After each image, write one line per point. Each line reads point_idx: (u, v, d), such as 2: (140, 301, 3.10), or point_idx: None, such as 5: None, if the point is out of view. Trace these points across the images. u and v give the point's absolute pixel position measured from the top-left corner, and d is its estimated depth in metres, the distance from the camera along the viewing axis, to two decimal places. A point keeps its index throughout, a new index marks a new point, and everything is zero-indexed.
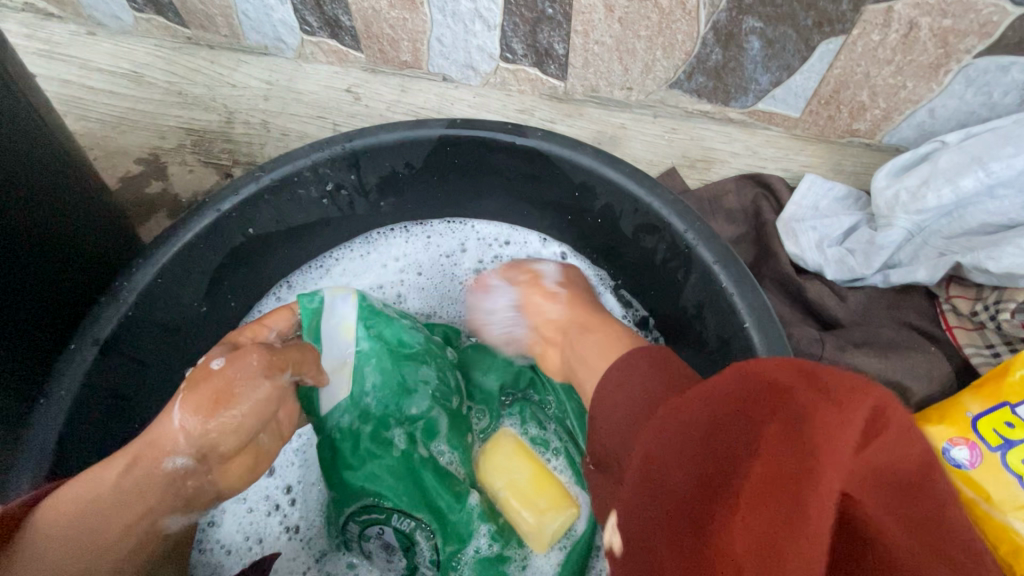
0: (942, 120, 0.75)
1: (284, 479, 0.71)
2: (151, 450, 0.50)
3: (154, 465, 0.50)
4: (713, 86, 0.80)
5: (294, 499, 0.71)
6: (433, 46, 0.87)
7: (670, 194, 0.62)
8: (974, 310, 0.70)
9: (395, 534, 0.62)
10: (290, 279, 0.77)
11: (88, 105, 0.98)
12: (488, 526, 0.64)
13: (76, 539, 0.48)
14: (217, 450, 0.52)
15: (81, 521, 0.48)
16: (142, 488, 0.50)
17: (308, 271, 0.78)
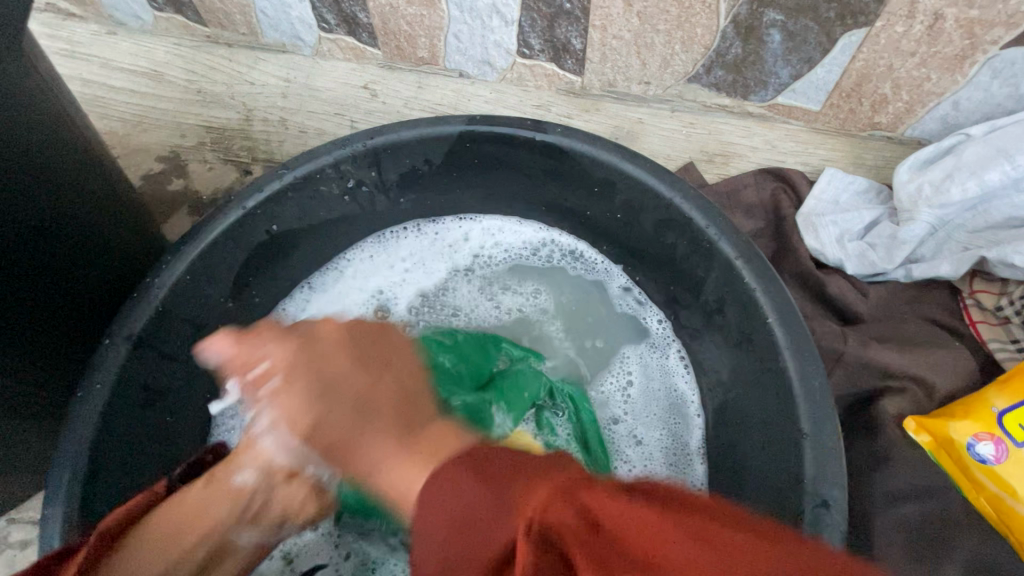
0: (966, 112, 0.74)
1: None
2: (224, 468, 0.60)
3: (226, 480, 0.60)
4: (732, 80, 0.79)
5: None
6: (450, 41, 0.87)
7: (691, 189, 0.62)
8: (999, 305, 0.70)
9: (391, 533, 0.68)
10: (310, 281, 0.78)
11: (110, 104, 1.00)
12: None
13: (166, 537, 0.55)
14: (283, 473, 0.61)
15: (172, 533, 0.56)
16: (214, 501, 0.58)
17: (327, 272, 0.79)
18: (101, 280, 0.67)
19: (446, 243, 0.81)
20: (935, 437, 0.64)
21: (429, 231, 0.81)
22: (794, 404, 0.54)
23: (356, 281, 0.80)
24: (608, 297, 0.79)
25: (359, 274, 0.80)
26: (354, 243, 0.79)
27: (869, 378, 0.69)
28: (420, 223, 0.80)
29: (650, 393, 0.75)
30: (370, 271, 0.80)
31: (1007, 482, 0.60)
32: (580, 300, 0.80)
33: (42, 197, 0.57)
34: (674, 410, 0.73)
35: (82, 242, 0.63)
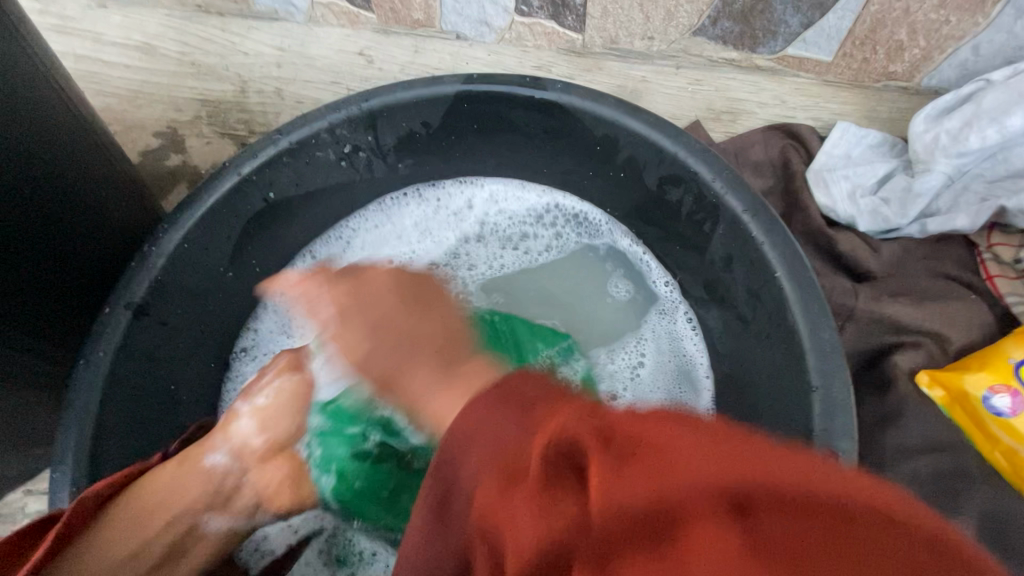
0: (987, 57, 0.71)
1: None
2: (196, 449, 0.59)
3: (194, 464, 0.59)
4: (739, 31, 0.76)
5: None
6: (445, 2, 0.84)
7: (696, 142, 0.60)
8: (1018, 257, 0.68)
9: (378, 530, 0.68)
10: (312, 249, 0.77)
11: (104, 80, 0.98)
12: None
13: (134, 529, 0.53)
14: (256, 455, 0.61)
15: (141, 520, 0.54)
16: (185, 487, 0.57)
17: (328, 240, 0.78)
18: (99, 253, 0.66)
19: (449, 210, 0.80)
20: (949, 392, 0.63)
21: (429, 197, 0.79)
22: (803, 358, 0.53)
23: (362, 250, 0.79)
24: (618, 267, 0.77)
25: (365, 243, 0.79)
26: (359, 207, 0.78)
27: (881, 334, 0.67)
28: (420, 189, 0.79)
29: (660, 365, 0.73)
30: (376, 239, 0.79)
31: (1022, 434, 0.60)
32: (586, 264, 0.79)
33: (39, 168, 0.56)
34: (682, 376, 0.72)
35: (79, 215, 0.62)
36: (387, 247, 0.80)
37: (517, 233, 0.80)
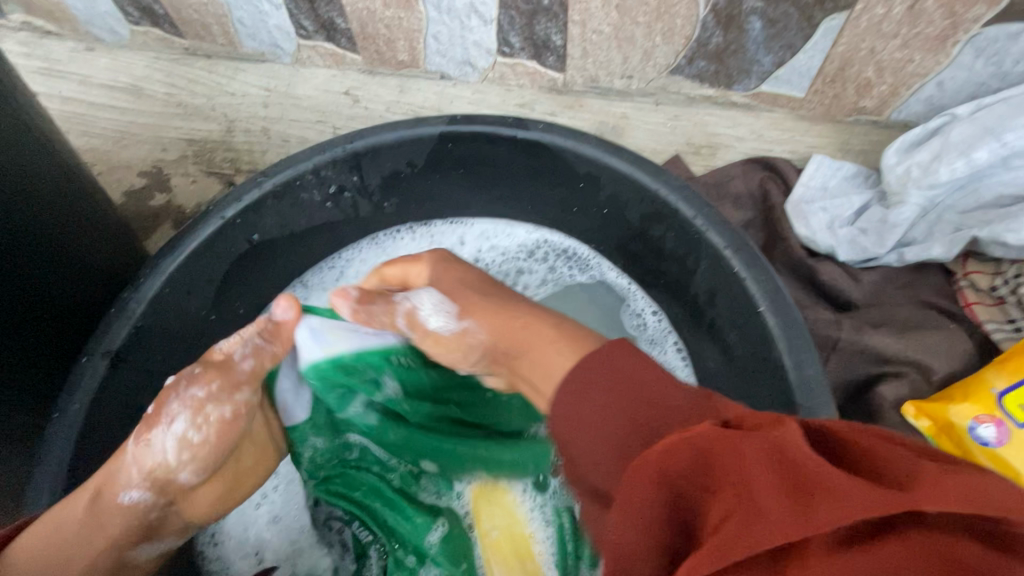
0: (950, 93, 0.74)
1: (270, 506, 0.68)
2: (107, 484, 0.51)
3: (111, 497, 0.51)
4: (714, 70, 0.79)
5: (276, 516, 0.68)
6: (430, 44, 0.86)
7: (676, 179, 0.61)
8: (994, 284, 0.69)
9: (352, 538, 0.66)
10: (306, 280, 0.77)
11: (89, 121, 0.98)
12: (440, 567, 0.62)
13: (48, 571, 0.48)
14: (174, 482, 0.53)
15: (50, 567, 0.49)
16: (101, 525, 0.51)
17: (323, 271, 0.78)
18: (78, 296, 0.65)
19: (443, 246, 0.80)
20: (936, 422, 0.63)
21: (421, 232, 0.80)
22: (789, 395, 0.53)
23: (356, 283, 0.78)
24: (615, 308, 0.76)
25: (358, 275, 0.78)
26: (349, 242, 0.78)
27: (865, 364, 0.68)
28: (412, 225, 0.79)
29: None
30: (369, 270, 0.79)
31: (1010, 465, 0.59)
32: (581, 296, 0.77)
33: (16, 212, 0.55)
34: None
35: (57, 258, 0.61)
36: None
37: (511, 269, 0.79)
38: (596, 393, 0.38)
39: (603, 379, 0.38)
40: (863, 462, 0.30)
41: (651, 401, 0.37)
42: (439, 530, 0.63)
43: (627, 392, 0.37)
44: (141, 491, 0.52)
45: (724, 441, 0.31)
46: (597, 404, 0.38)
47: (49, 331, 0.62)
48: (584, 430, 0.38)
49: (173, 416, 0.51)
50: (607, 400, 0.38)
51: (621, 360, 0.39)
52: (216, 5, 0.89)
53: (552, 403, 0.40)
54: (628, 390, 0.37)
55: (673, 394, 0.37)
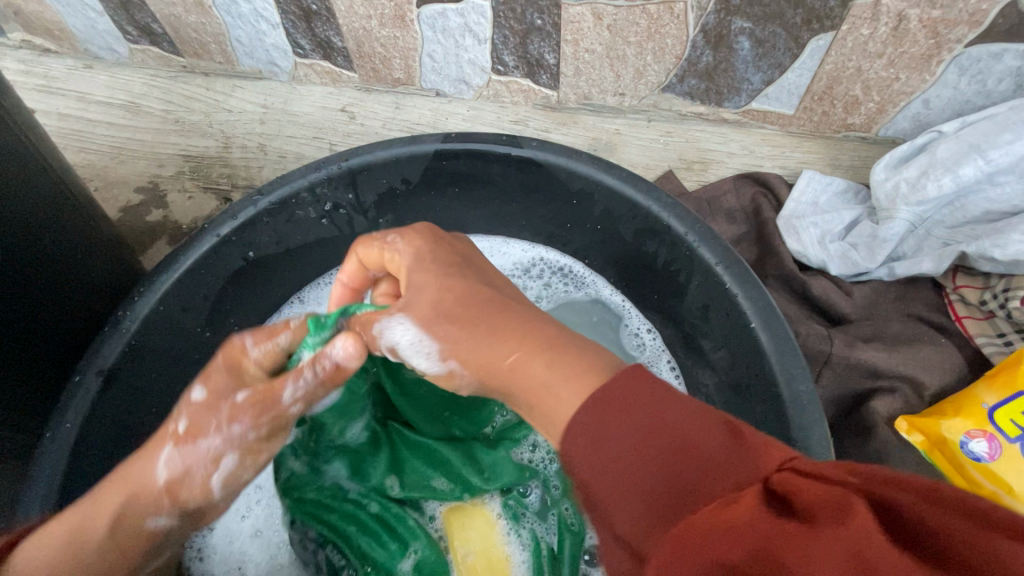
0: (936, 111, 0.75)
1: (252, 520, 0.67)
2: (132, 505, 0.45)
3: (135, 523, 0.45)
4: (705, 88, 0.80)
5: (258, 529, 0.67)
6: (425, 62, 0.87)
7: (668, 197, 0.62)
8: (983, 299, 0.69)
9: (326, 559, 0.63)
10: (303, 296, 0.78)
11: (87, 137, 0.98)
12: None
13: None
14: (203, 507, 0.47)
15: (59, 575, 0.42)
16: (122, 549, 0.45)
17: (321, 288, 0.78)
18: (72, 313, 0.65)
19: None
20: (928, 437, 0.63)
21: None
22: (784, 411, 0.53)
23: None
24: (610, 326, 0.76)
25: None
26: (348, 258, 0.78)
27: (858, 379, 0.68)
28: None
29: None
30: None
31: (1004, 480, 0.60)
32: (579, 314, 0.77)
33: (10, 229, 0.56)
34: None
35: (51, 275, 0.61)
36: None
37: None
38: (619, 430, 0.32)
39: (634, 415, 0.33)
40: (918, 536, 0.27)
41: (678, 448, 0.31)
42: (414, 557, 0.62)
43: (654, 431, 0.32)
44: (170, 518, 0.46)
45: (782, 526, 0.27)
46: (622, 452, 0.32)
47: (42, 349, 0.61)
48: (605, 484, 0.32)
49: (211, 443, 0.45)
50: (622, 433, 0.32)
51: (637, 395, 0.33)
52: (214, 24, 0.90)
53: (567, 437, 0.34)
54: (654, 427, 0.32)
55: (705, 438, 0.31)
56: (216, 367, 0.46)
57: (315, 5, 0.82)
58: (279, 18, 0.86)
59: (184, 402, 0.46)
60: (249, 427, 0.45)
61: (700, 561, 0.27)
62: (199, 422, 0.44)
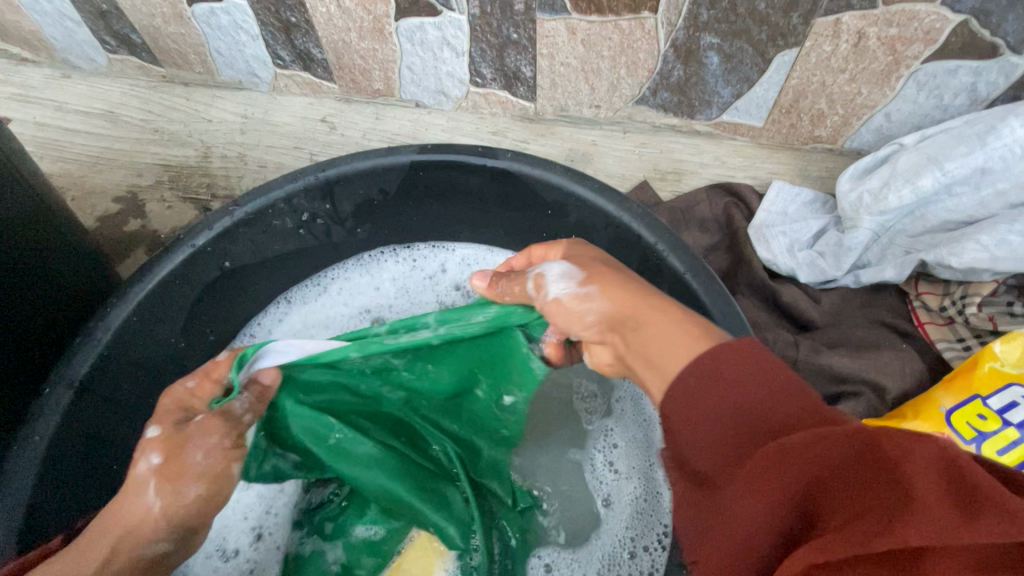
0: (898, 123, 0.78)
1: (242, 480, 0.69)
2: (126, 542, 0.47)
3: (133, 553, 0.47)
4: (678, 101, 0.82)
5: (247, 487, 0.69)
6: (404, 74, 0.89)
7: (639, 207, 0.64)
8: (943, 305, 0.72)
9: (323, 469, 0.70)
10: (290, 295, 0.78)
11: (63, 146, 0.97)
12: (342, 556, 0.65)
13: None
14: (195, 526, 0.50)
15: None
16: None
17: (307, 287, 0.79)
18: (42, 321, 0.64)
19: (425, 272, 0.81)
20: None
21: (404, 255, 0.81)
22: None
23: (340, 299, 0.79)
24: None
25: (343, 291, 0.79)
26: (338, 259, 0.79)
27: (824, 385, 0.70)
28: (396, 247, 0.80)
29: (630, 443, 0.71)
30: (353, 288, 0.79)
31: None
32: None
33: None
34: (648, 449, 0.70)
35: (22, 284, 0.61)
36: (364, 299, 0.80)
37: None
38: (712, 392, 0.36)
39: (721, 378, 0.36)
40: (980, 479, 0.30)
41: (762, 406, 0.34)
42: (371, 531, 0.65)
43: (740, 398, 0.35)
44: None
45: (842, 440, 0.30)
46: (696, 408, 0.36)
47: (13, 359, 0.61)
48: (691, 428, 0.36)
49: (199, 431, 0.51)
50: (730, 370, 0.36)
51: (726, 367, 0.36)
52: (194, 35, 0.91)
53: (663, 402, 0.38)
54: (740, 394, 0.35)
55: (787, 400, 0.34)
56: (164, 411, 0.52)
57: (294, 18, 0.83)
58: (259, 30, 0.87)
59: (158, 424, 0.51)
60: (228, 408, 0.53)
61: (771, 489, 0.30)
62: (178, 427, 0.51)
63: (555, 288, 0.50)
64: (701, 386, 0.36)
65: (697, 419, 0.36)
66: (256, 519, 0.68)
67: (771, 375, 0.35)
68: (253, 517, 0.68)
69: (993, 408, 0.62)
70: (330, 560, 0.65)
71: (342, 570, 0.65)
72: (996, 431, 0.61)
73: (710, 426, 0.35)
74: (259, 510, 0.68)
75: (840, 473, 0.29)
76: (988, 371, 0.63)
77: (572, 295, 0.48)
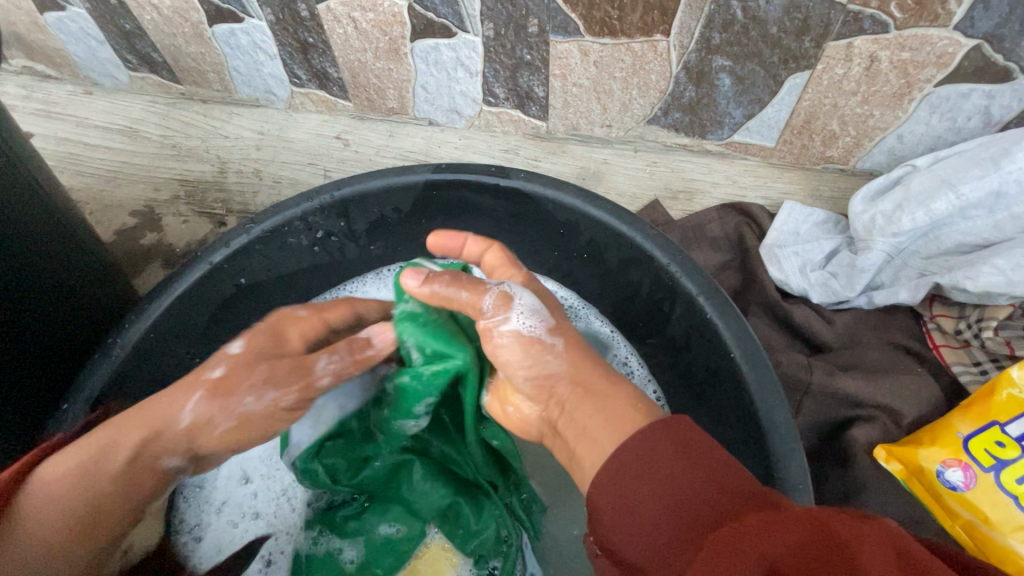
0: (911, 145, 0.78)
1: (253, 506, 0.69)
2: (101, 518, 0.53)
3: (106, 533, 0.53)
4: (689, 121, 0.83)
5: (258, 512, 0.69)
6: (418, 93, 0.90)
7: (652, 228, 0.64)
8: (958, 328, 0.71)
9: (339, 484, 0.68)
10: None
11: (84, 160, 0.99)
12: (356, 550, 0.65)
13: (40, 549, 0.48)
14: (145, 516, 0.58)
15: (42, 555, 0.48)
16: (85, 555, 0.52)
17: (326, 299, 0.79)
18: (61, 336, 0.65)
19: None
20: (907, 465, 0.64)
21: None
22: (765, 443, 0.54)
23: None
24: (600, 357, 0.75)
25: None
26: (355, 274, 0.80)
27: (838, 408, 0.69)
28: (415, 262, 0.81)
29: None
30: None
31: (980, 509, 0.61)
32: None
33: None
34: None
35: (40, 300, 0.62)
36: None
37: None
38: (642, 481, 0.38)
39: (652, 463, 0.39)
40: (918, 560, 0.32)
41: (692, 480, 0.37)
42: (392, 530, 0.65)
43: (670, 473, 0.38)
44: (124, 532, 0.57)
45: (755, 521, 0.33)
46: (629, 494, 0.38)
47: (30, 373, 0.62)
48: (627, 508, 0.38)
49: (243, 403, 0.53)
50: (661, 442, 0.39)
51: (664, 450, 0.39)
52: (213, 55, 0.93)
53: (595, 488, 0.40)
54: (666, 468, 0.38)
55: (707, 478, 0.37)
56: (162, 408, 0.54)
57: (312, 39, 0.85)
58: (277, 50, 0.89)
59: (204, 375, 0.55)
60: (281, 394, 0.54)
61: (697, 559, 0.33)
62: (233, 378, 0.54)
63: (517, 321, 0.51)
64: (642, 455, 0.39)
65: (631, 500, 0.38)
66: (265, 540, 0.68)
67: (707, 457, 0.38)
68: (263, 543, 0.68)
69: (1012, 436, 0.60)
70: (346, 558, 0.65)
71: (358, 567, 0.65)
72: (1016, 458, 0.60)
73: (645, 498, 0.38)
74: (267, 538, 0.68)
75: (798, 556, 0.30)
76: (1006, 399, 0.61)
77: (539, 337, 0.51)
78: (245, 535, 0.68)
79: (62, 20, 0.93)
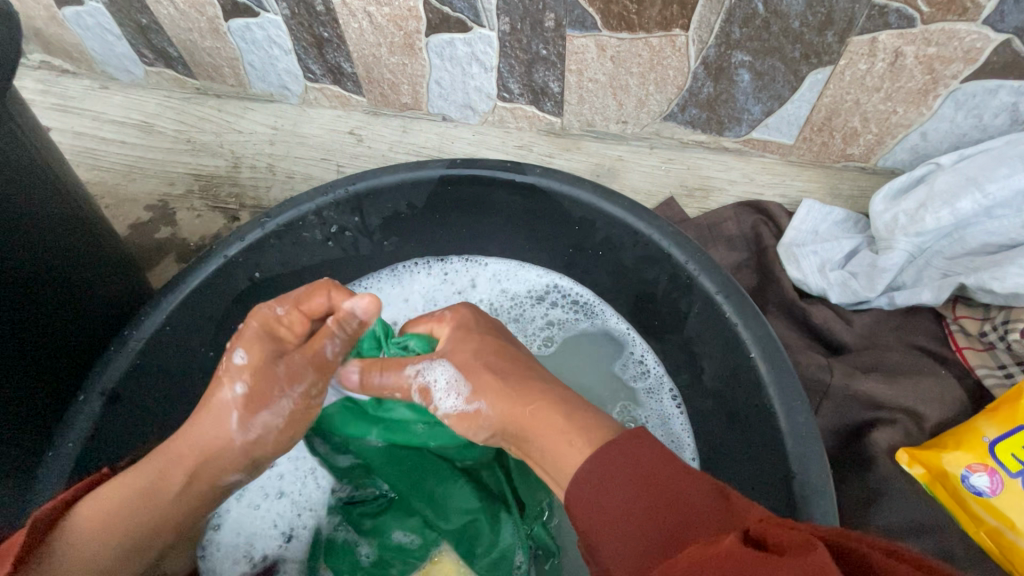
0: (934, 143, 0.76)
1: (275, 485, 0.69)
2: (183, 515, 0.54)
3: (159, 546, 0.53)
4: (706, 117, 0.82)
5: (280, 492, 0.69)
6: (432, 88, 0.89)
7: (670, 225, 0.63)
8: (983, 330, 0.70)
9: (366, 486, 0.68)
10: None
11: (99, 155, 1.00)
12: (368, 551, 0.66)
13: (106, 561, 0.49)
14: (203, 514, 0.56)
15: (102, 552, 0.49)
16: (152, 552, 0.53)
17: None
18: (79, 327, 0.66)
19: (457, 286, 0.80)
20: (930, 469, 0.63)
21: (438, 267, 0.81)
22: (785, 445, 0.53)
23: None
24: (615, 354, 0.76)
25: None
26: (370, 270, 0.80)
27: (857, 410, 0.68)
28: (430, 259, 0.81)
29: None
30: (385, 299, 0.80)
31: (1005, 515, 0.59)
32: (595, 349, 0.77)
33: (8, 252, 0.56)
34: None
35: (56, 293, 0.62)
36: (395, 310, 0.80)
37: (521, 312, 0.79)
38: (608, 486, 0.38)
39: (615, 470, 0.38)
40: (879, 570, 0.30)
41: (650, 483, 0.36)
42: (407, 538, 0.65)
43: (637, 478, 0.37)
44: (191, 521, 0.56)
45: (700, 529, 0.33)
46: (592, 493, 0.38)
47: (47, 363, 0.62)
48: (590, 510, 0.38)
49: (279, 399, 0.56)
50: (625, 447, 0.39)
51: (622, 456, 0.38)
52: (228, 50, 0.93)
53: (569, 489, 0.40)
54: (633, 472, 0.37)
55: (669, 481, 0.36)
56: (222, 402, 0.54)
57: (327, 33, 0.85)
58: (292, 45, 0.89)
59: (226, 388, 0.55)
60: (308, 385, 0.57)
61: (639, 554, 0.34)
62: (260, 384, 0.55)
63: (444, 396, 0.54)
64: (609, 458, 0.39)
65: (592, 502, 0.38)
66: (285, 519, 0.68)
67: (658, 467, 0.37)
68: (283, 522, 0.68)
69: None
70: (359, 556, 0.66)
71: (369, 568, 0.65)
72: None
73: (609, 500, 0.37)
74: (290, 515, 0.68)
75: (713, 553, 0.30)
76: None
77: (459, 414, 0.53)
78: (268, 515, 0.68)
79: (79, 14, 0.94)
